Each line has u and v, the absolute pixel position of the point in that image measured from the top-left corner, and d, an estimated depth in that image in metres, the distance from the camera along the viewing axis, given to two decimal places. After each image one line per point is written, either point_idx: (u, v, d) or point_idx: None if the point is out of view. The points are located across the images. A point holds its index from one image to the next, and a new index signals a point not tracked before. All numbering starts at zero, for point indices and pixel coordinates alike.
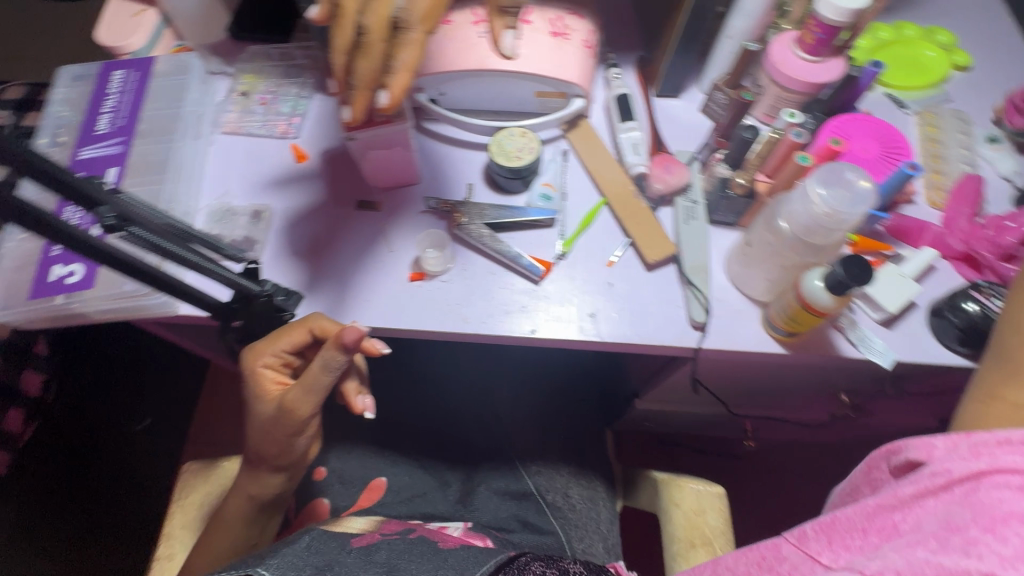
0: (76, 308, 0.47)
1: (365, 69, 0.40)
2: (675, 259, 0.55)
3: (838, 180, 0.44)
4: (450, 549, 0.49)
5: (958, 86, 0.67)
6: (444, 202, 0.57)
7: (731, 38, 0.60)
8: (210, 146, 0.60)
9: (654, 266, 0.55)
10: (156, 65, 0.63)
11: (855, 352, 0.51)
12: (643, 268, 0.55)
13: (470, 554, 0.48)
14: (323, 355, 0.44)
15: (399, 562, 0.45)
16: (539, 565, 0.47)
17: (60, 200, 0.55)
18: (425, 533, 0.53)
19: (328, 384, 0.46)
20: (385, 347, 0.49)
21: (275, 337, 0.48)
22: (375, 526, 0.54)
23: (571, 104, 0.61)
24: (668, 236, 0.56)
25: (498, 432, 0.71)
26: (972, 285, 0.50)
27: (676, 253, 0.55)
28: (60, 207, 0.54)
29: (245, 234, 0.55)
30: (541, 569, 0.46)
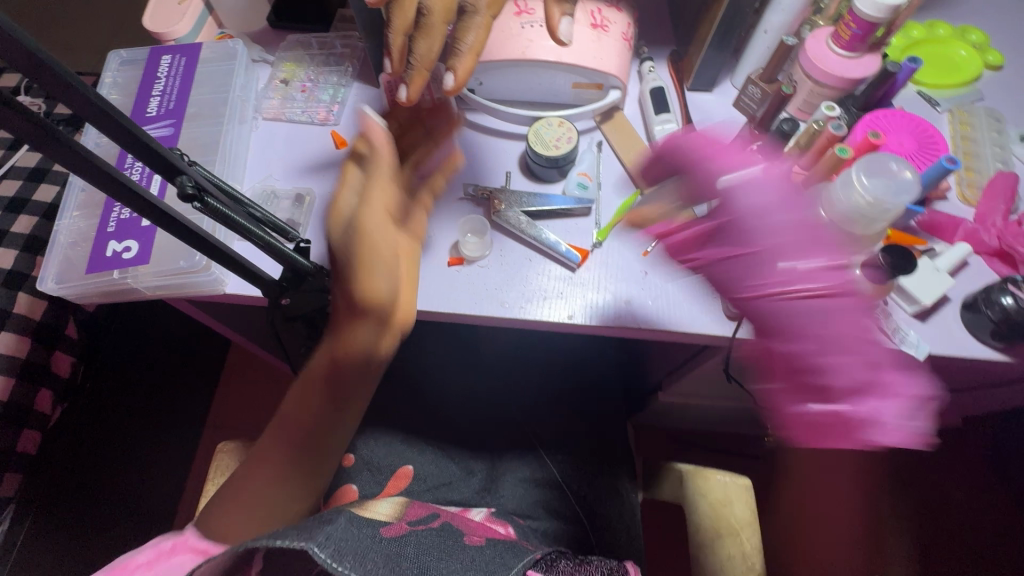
0: (130, 283, 0.49)
1: (425, 49, 0.44)
2: None
3: (881, 169, 0.45)
4: (478, 548, 0.50)
5: (991, 85, 0.67)
6: (482, 188, 0.58)
7: (767, 33, 0.60)
8: (253, 131, 0.61)
9: None
10: (201, 51, 0.64)
11: (890, 345, 0.52)
12: None
13: (498, 556, 0.48)
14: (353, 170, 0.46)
15: (426, 562, 0.44)
16: (568, 564, 0.49)
17: (122, 154, 0.57)
18: (450, 520, 0.55)
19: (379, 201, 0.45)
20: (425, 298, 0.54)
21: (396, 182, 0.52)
22: (399, 512, 0.54)
23: (607, 96, 0.61)
24: None
25: (524, 420, 0.72)
26: (1010, 279, 0.50)
27: None
28: (122, 160, 0.57)
29: (288, 217, 0.56)
30: (570, 568, 0.48)
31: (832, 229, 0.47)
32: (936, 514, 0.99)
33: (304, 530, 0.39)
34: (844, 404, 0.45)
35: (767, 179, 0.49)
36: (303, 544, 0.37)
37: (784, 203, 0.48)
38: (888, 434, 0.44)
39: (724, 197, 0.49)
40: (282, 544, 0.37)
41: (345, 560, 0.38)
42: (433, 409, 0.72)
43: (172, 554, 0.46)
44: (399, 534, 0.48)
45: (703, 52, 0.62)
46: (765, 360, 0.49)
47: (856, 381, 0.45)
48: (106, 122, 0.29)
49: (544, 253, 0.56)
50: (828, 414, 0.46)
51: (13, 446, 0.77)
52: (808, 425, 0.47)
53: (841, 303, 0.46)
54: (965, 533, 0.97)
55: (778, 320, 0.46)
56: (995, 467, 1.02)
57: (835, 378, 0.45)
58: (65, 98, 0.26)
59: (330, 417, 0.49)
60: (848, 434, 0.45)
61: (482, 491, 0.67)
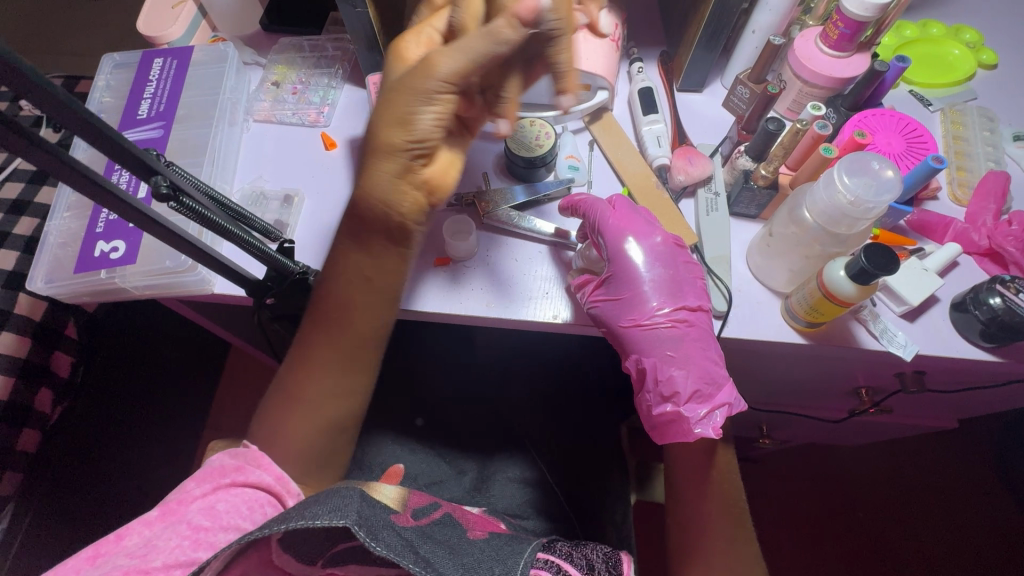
0: (117, 282, 0.50)
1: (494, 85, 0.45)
2: (696, 250, 0.56)
3: (862, 169, 0.45)
4: (484, 542, 0.50)
5: (984, 84, 0.67)
6: (465, 196, 0.58)
7: (756, 33, 0.60)
8: (244, 133, 0.62)
9: None
10: (193, 54, 0.65)
11: (877, 345, 0.51)
12: None
13: (505, 545, 0.49)
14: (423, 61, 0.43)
15: (430, 552, 0.44)
16: (564, 544, 0.49)
17: (108, 165, 0.58)
18: (451, 512, 0.55)
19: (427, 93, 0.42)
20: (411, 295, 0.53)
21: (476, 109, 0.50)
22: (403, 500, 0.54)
23: (595, 96, 0.62)
24: (690, 227, 0.57)
25: (515, 421, 0.71)
26: (998, 279, 0.50)
27: (698, 243, 0.56)
28: (110, 170, 0.58)
29: (277, 218, 0.56)
30: (566, 548, 0.49)
31: (664, 297, 0.52)
32: (936, 516, 0.98)
33: (335, 505, 0.40)
34: (684, 408, 0.50)
35: (649, 253, 0.53)
36: (341, 521, 0.38)
37: (658, 282, 0.52)
38: (682, 427, 0.50)
39: (640, 272, 0.52)
40: (323, 521, 0.38)
41: (378, 536, 0.39)
42: (424, 409, 0.72)
43: (232, 489, 0.45)
44: (408, 525, 0.47)
45: (692, 52, 0.61)
46: (639, 380, 0.53)
47: (683, 393, 0.50)
48: (88, 132, 0.30)
49: (537, 243, 0.57)
50: (669, 412, 0.51)
51: (13, 445, 0.77)
52: (651, 415, 0.52)
53: (671, 338, 0.51)
54: (966, 538, 0.96)
55: (637, 349, 0.52)
56: (996, 471, 1.00)
57: (679, 385, 0.50)
58: (48, 110, 0.28)
59: (376, 308, 0.49)
60: (673, 421, 0.51)
61: (474, 491, 0.67)
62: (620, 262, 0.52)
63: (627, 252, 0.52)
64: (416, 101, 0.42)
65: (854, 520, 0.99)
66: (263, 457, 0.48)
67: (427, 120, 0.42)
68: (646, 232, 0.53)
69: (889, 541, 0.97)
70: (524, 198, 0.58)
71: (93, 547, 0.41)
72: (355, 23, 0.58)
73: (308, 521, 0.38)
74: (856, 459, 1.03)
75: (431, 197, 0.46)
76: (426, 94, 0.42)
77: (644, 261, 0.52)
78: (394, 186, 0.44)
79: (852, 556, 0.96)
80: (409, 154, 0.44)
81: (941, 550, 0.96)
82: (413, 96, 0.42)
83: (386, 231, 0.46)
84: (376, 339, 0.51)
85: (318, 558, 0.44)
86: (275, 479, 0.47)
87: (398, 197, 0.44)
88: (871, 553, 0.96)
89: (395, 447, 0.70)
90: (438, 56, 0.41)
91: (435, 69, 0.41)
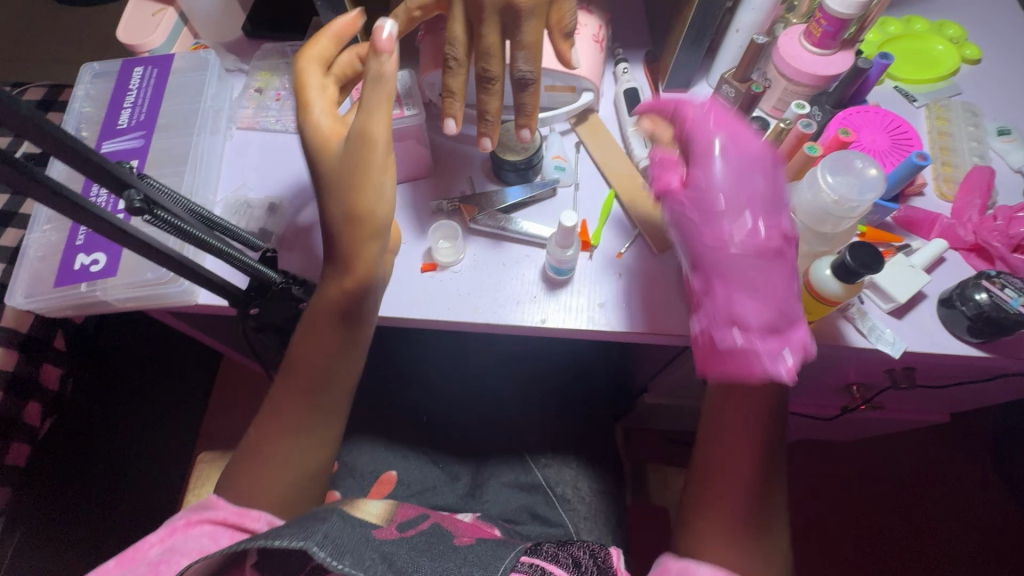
0: (98, 295, 0.50)
1: (493, 105, 0.51)
2: None
3: (846, 168, 0.45)
4: (468, 546, 0.50)
5: (967, 79, 0.67)
6: (452, 201, 0.58)
7: (740, 32, 0.60)
8: (227, 141, 0.62)
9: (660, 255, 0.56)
10: (174, 62, 0.64)
11: (865, 342, 0.51)
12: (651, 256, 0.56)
13: (489, 551, 0.49)
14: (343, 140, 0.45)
15: (416, 561, 0.44)
16: (552, 547, 0.49)
17: (86, 180, 0.57)
18: (440, 521, 0.56)
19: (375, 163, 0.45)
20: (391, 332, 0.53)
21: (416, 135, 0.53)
22: (390, 513, 0.54)
23: (580, 98, 0.61)
24: None
25: (507, 426, 0.71)
26: (984, 276, 0.50)
27: None
28: (86, 187, 0.56)
29: (261, 226, 0.56)
30: (554, 552, 0.48)
31: (755, 218, 0.45)
32: (933, 510, 0.99)
33: (300, 528, 0.40)
34: (755, 339, 0.43)
35: (733, 166, 0.46)
36: (301, 543, 0.38)
37: (754, 202, 0.45)
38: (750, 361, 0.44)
39: (730, 189, 0.46)
40: (282, 544, 0.38)
41: (343, 556, 0.39)
42: (417, 414, 0.72)
43: (190, 527, 0.44)
44: (390, 537, 0.48)
45: (677, 52, 0.61)
46: (699, 305, 0.47)
47: (754, 325, 0.44)
48: (61, 149, 0.30)
49: (524, 245, 0.57)
50: (735, 340, 0.44)
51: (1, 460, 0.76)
52: (710, 348, 0.45)
53: (756, 266, 0.44)
54: (961, 531, 0.97)
55: (707, 263, 0.46)
56: (990, 463, 1.01)
57: (749, 310, 0.44)
58: (18, 129, 0.27)
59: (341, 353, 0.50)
60: (734, 355, 0.44)
61: (468, 497, 0.66)
62: (711, 176, 0.46)
63: (716, 165, 0.46)
64: (373, 180, 0.46)
65: (851, 514, 0.99)
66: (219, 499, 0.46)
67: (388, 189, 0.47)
68: (743, 149, 0.46)
69: (886, 536, 0.97)
70: (510, 201, 0.58)
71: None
72: None
73: (270, 543, 0.38)
74: (852, 454, 1.03)
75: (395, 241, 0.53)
76: (383, 168, 0.46)
77: (723, 169, 0.46)
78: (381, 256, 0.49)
79: (850, 552, 0.96)
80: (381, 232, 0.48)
81: (937, 544, 0.96)
82: (369, 173, 0.45)
83: (366, 308, 0.49)
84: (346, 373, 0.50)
85: None
86: (235, 512, 0.45)
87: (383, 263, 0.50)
88: (868, 548, 0.96)
89: (388, 453, 0.68)
90: (370, 126, 0.44)
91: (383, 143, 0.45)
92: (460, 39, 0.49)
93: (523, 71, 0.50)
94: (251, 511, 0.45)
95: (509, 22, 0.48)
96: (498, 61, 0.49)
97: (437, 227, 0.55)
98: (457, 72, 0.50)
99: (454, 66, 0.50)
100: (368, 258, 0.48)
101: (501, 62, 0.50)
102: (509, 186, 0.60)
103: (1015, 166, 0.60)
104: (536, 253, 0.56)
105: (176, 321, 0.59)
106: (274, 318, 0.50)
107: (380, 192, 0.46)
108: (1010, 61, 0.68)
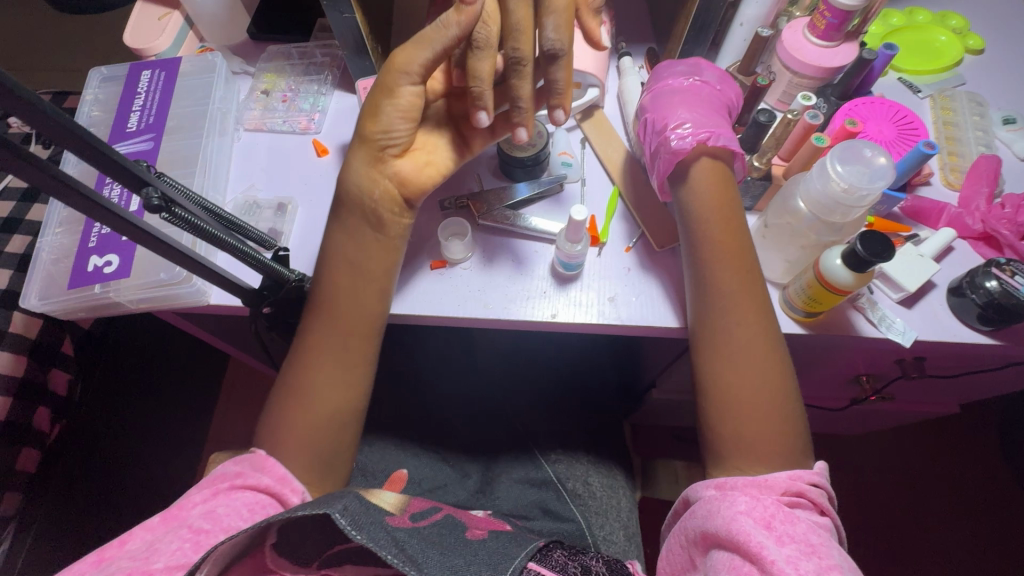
0: (112, 297, 0.50)
1: (522, 88, 0.46)
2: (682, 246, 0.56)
3: (855, 157, 0.45)
4: (479, 542, 0.50)
5: (971, 69, 0.67)
6: (459, 198, 0.58)
7: (744, 25, 0.60)
8: (235, 142, 0.62)
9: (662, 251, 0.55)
10: (181, 65, 0.65)
11: (876, 332, 0.51)
12: (653, 252, 0.56)
13: (499, 547, 0.49)
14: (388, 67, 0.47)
15: (428, 556, 0.44)
16: (562, 555, 0.49)
17: (99, 176, 0.57)
18: (452, 513, 0.56)
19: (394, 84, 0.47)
20: (414, 294, 0.54)
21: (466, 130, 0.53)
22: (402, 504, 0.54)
23: (585, 94, 0.62)
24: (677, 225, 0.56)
25: (517, 421, 0.71)
26: (994, 263, 0.50)
27: None
28: (100, 181, 0.56)
29: (271, 226, 0.56)
30: (563, 559, 0.48)
31: (683, 76, 0.57)
32: (942, 502, 0.98)
33: (321, 499, 0.42)
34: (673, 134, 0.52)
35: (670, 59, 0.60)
36: (323, 510, 0.40)
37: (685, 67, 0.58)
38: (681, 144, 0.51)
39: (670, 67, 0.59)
40: (305, 511, 0.40)
41: (361, 527, 0.41)
42: (427, 412, 0.72)
43: (233, 492, 0.44)
44: (402, 526, 0.48)
45: (681, 46, 0.61)
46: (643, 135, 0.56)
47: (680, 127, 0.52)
48: (80, 146, 0.30)
49: (534, 241, 0.57)
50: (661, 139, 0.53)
51: (12, 465, 0.76)
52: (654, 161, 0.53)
53: (684, 96, 0.55)
54: (972, 523, 0.96)
55: (653, 102, 0.56)
56: (998, 454, 1.01)
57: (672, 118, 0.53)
58: (37, 124, 0.28)
59: (366, 295, 0.50)
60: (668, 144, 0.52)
61: (479, 493, 0.66)
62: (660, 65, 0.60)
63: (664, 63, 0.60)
64: (379, 97, 0.48)
65: (862, 507, 0.99)
66: (266, 461, 0.48)
67: (395, 115, 0.48)
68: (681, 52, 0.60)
69: (896, 528, 0.97)
70: (517, 197, 0.58)
71: (96, 552, 0.39)
72: (344, 29, 0.58)
73: (293, 513, 0.40)
74: (859, 448, 1.03)
75: (404, 191, 0.50)
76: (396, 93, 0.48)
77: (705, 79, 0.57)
78: (367, 176, 0.49)
79: (861, 545, 0.96)
80: (378, 147, 0.49)
81: (948, 536, 0.96)
82: (382, 94, 0.48)
83: (361, 213, 0.50)
84: (369, 316, 0.50)
85: (312, 562, 0.44)
86: (276, 480, 0.47)
87: (371, 186, 0.49)
88: (879, 542, 0.96)
89: (399, 451, 0.68)
90: (399, 54, 0.46)
91: (404, 70, 0.46)
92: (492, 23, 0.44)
93: (552, 42, 0.45)
94: (291, 481, 0.47)
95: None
96: (528, 40, 0.44)
97: (445, 223, 0.56)
98: (484, 55, 0.44)
99: (482, 48, 0.44)
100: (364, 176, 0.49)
101: (531, 41, 0.45)
102: (517, 182, 0.60)
103: (1021, 155, 0.60)
104: (545, 248, 0.56)
105: (187, 322, 0.59)
106: (286, 316, 0.51)
107: (385, 110, 0.48)
108: (1014, 51, 0.68)
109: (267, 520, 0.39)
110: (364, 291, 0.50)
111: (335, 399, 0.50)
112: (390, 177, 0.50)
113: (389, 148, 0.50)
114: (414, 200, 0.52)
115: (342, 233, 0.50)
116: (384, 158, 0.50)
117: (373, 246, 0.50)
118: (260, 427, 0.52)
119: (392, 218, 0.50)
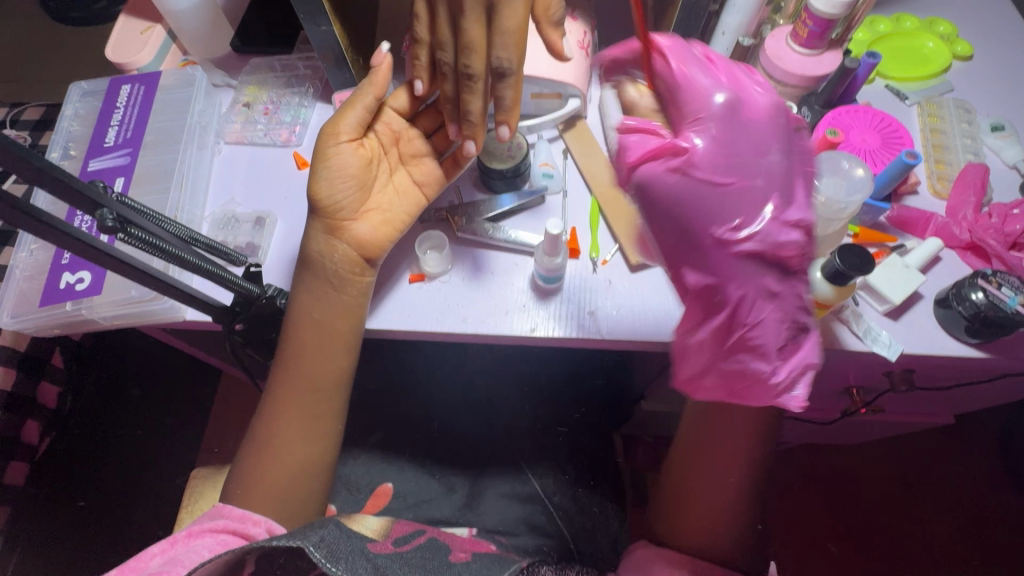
0: (84, 314, 0.50)
1: (475, 103, 0.47)
2: None
3: (834, 170, 0.45)
4: (463, 564, 0.50)
5: (959, 75, 0.66)
6: (438, 210, 0.58)
7: (726, 34, 0.59)
8: (215, 156, 0.62)
9: (638, 268, 0.54)
10: (161, 78, 0.65)
11: (860, 345, 0.50)
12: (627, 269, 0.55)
13: (483, 567, 0.49)
14: (331, 130, 0.51)
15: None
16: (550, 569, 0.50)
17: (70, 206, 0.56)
18: (437, 535, 0.56)
19: (327, 151, 0.51)
20: (391, 320, 0.53)
21: (402, 194, 0.54)
22: (386, 528, 0.55)
23: (567, 104, 0.61)
24: None
25: (504, 436, 0.70)
26: (980, 275, 0.49)
27: None
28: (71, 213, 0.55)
29: (248, 240, 0.56)
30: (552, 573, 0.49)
31: (745, 213, 0.37)
32: (941, 511, 0.97)
33: (296, 533, 0.41)
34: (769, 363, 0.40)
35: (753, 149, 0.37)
36: (297, 543, 0.39)
37: (700, 166, 0.37)
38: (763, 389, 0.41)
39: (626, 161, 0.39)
40: (280, 542, 0.39)
41: (338, 559, 0.40)
42: (412, 424, 0.71)
43: (193, 539, 0.44)
44: (385, 551, 0.48)
45: None
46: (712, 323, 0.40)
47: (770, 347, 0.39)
48: (35, 173, 0.30)
49: (513, 254, 0.56)
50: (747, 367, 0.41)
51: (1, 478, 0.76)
52: (702, 356, 0.42)
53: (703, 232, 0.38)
54: (974, 532, 0.95)
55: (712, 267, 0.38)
56: (1000, 461, 0.99)
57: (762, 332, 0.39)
58: None
59: (330, 348, 0.50)
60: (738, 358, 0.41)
61: (464, 509, 0.65)
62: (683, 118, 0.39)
63: (714, 99, 0.38)
64: (317, 167, 0.51)
65: (862, 518, 0.97)
66: (224, 507, 0.47)
67: (332, 176, 0.50)
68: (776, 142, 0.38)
69: (897, 538, 0.95)
70: (497, 209, 0.57)
71: None
72: (322, 42, 0.58)
73: (268, 542, 0.39)
74: (859, 458, 1.01)
75: (364, 252, 0.51)
76: (331, 158, 0.51)
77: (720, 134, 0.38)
78: (324, 244, 0.50)
79: (861, 558, 0.94)
80: (329, 216, 0.51)
81: (948, 546, 0.95)
82: (317, 165, 0.51)
83: (325, 277, 0.50)
84: (336, 365, 0.51)
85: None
86: (237, 519, 0.46)
87: (330, 252, 0.50)
88: (880, 555, 0.94)
89: (384, 465, 0.68)
90: (338, 123, 0.51)
91: (334, 135, 0.51)
92: (449, 43, 0.46)
93: (500, 60, 0.44)
94: (253, 516, 0.46)
95: (490, 13, 0.43)
96: (480, 57, 0.45)
97: (421, 243, 0.55)
98: (449, 76, 0.48)
99: (445, 72, 0.47)
100: (320, 245, 0.51)
101: (482, 59, 0.45)
102: (498, 194, 0.59)
103: (1010, 162, 0.59)
104: (525, 261, 0.56)
105: (165, 337, 0.58)
106: (259, 332, 0.51)
107: (319, 178, 0.50)
108: (1003, 56, 0.67)
109: (245, 545, 0.39)
110: (321, 343, 0.50)
111: (309, 427, 0.50)
112: (346, 237, 0.51)
113: (343, 215, 0.51)
114: (375, 258, 0.52)
115: (306, 294, 0.50)
116: (336, 224, 0.51)
117: (338, 301, 0.50)
118: (236, 463, 0.52)
119: (353, 277, 0.50)
